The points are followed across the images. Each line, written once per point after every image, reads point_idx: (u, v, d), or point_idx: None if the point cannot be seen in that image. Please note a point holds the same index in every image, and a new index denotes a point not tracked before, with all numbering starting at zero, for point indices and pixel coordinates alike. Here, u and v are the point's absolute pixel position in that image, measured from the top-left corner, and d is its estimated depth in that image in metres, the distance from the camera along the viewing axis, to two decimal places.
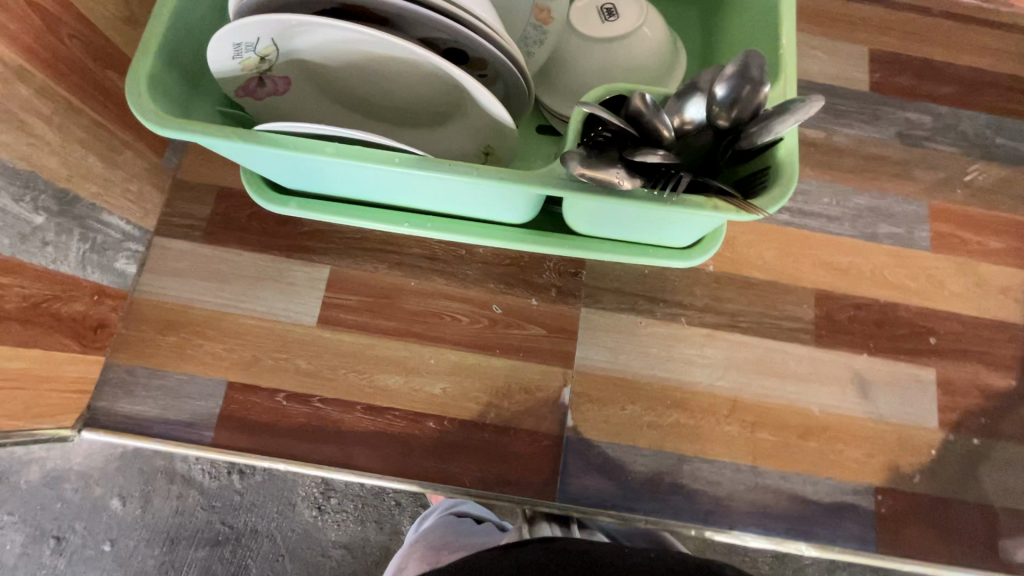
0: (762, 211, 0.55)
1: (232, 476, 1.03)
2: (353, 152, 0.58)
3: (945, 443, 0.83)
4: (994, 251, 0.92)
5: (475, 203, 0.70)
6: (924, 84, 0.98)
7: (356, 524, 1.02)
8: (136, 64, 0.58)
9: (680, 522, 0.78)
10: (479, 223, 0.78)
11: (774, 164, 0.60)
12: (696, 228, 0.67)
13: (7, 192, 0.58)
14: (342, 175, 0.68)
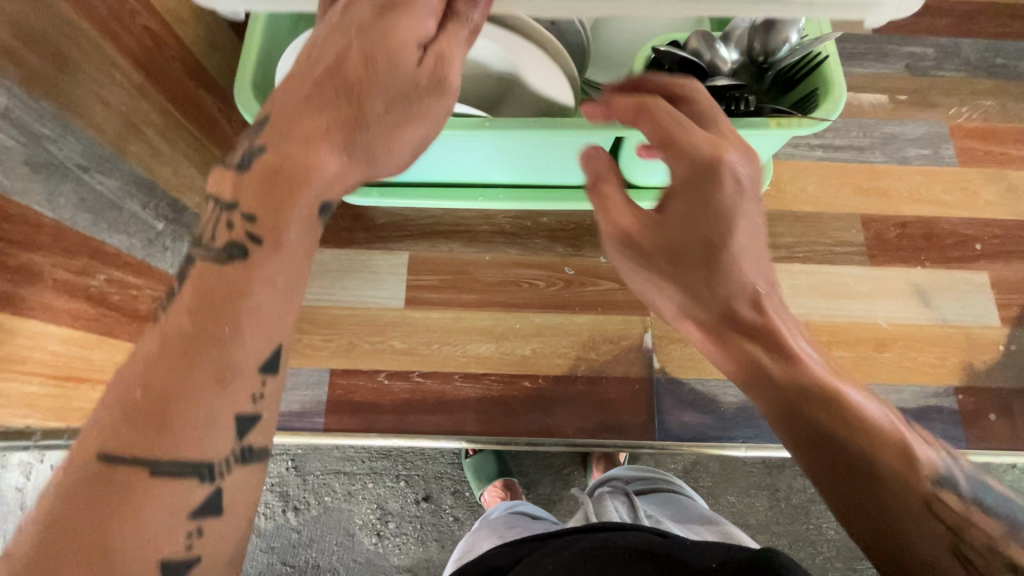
0: (822, 120, 0.61)
1: (288, 514, 1.03)
2: (446, 123, 0.63)
3: (1011, 338, 0.89)
4: (1018, 158, 0.98)
5: (548, 164, 0.75)
6: (922, 20, 1.06)
7: (417, 544, 1.03)
8: (242, 73, 0.64)
9: (778, 443, 0.82)
10: (549, 190, 0.82)
11: (825, 81, 0.64)
12: (757, 154, 0.72)
13: (138, 199, 0.64)
14: (427, 156, 0.73)
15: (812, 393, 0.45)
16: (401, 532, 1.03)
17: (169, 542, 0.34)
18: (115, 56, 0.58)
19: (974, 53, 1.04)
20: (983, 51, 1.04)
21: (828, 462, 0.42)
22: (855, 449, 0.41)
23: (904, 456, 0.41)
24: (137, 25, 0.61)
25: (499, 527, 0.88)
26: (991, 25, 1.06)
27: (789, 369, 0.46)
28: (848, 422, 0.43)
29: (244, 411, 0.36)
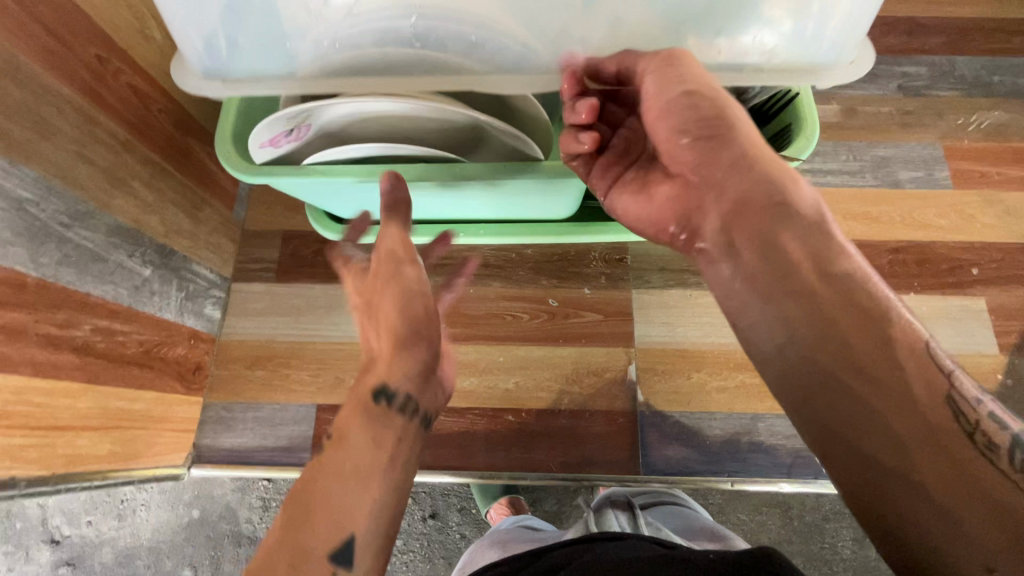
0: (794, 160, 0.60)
1: None
2: (418, 170, 0.63)
3: (1011, 366, 0.86)
4: (1016, 179, 0.96)
5: (528, 202, 0.74)
6: (914, 39, 1.04)
7: (425, 564, 0.84)
8: (222, 128, 0.63)
9: (765, 477, 0.81)
10: (530, 225, 0.82)
11: (797, 120, 0.63)
12: None
13: (123, 249, 0.66)
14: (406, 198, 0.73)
15: (836, 314, 0.41)
16: (407, 549, 0.85)
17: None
18: (97, 115, 0.61)
19: (969, 72, 1.02)
20: (979, 69, 1.02)
21: (853, 381, 0.39)
22: (897, 370, 0.38)
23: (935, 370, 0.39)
24: (120, 85, 0.64)
25: (494, 543, 0.70)
26: (987, 42, 1.04)
27: (805, 288, 0.42)
28: (885, 341, 0.39)
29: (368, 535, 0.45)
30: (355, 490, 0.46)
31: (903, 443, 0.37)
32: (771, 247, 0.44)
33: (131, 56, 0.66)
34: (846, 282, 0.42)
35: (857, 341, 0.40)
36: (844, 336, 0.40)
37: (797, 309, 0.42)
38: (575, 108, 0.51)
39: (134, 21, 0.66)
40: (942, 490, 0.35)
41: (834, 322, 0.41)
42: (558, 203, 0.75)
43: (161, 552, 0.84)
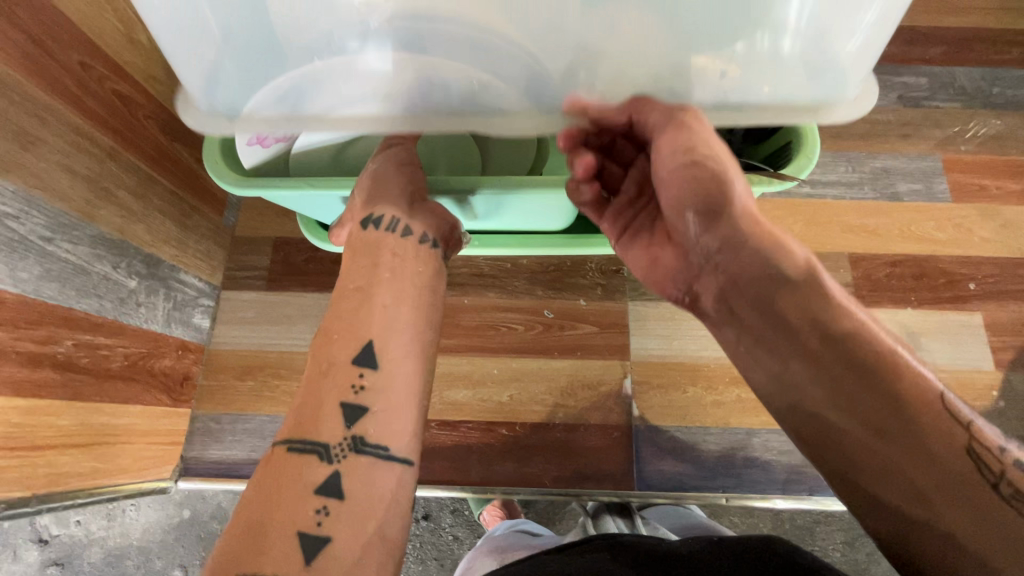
0: (793, 178, 0.59)
1: None
2: None
3: (1006, 382, 0.86)
4: (1014, 192, 0.96)
5: (522, 215, 0.73)
6: (915, 49, 1.03)
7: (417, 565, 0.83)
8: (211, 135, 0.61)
9: (760, 493, 0.81)
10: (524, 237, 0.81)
11: (798, 136, 0.62)
12: None
13: (108, 260, 0.64)
14: None
15: (846, 374, 0.45)
16: (402, 550, 0.83)
17: (303, 513, 0.43)
18: (80, 123, 0.59)
19: (969, 83, 1.01)
20: (979, 80, 1.02)
21: (874, 440, 0.43)
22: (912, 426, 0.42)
23: (951, 421, 0.42)
24: (103, 91, 0.62)
25: (493, 549, 0.69)
26: (987, 53, 1.03)
27: (807, 348, 0.46)
28: (895, 398, 0.43)
29: (347, 399, 0.48)
30: (358, 315, 0.51)
31: (926, 490, 0.41)
32: (774, 316, 0.48)
33: (115, 60, 0.64)
34: (852, 342, 0.45)
35: (871, 402, 0.43)
36: (864, 404, 0.44)
37: (804, 371, 0.47)
38: (580, 188, 0.57)
39: (118, 25, 0.64)
40: (964, 534, 0.40)
41: (850, 386, 0.44)
42: (553, 215, 0.73)
43: (151, 551, 0.81)
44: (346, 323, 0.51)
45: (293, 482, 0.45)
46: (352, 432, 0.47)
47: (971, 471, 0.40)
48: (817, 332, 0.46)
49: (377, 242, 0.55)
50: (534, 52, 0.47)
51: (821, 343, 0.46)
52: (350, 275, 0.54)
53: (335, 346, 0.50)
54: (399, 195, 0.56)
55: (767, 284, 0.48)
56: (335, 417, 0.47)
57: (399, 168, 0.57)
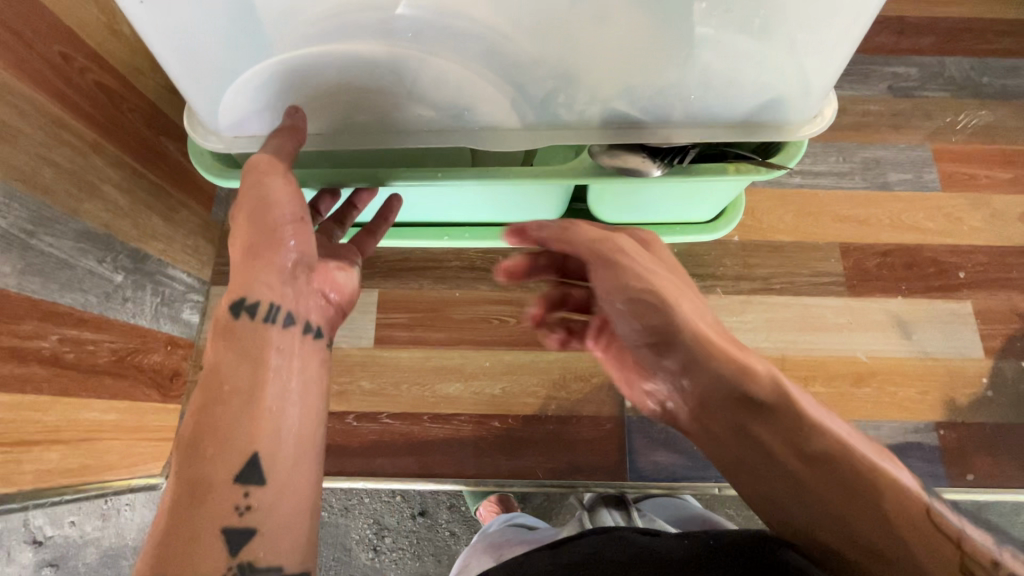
0: (781, 165, 0.58)
1: None
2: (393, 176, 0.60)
3: (995, 370, 0.87)
4: (1004, 181, 0.96)
5: (510, 206, 0.72)
6: (904, 39, 1.03)
7: (415, 560, 0.81)
8: None
9: None
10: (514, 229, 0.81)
11: None
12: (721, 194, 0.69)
13: (92, 254, 0.64)
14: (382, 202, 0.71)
15: (833, 497, 0.46)
16: (400, 545, 0.81)
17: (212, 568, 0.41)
18: (63, 116, 0.59)
19: (959, 73, 1.02)
20: (968, 70, 1.02)
21: (844, 506, 0.45)
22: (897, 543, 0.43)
23: (945, 541, 0.42)
24: (84, 83, 0.61)
25: (490, 546, 0.68)
26: (976, 43, 1.03)
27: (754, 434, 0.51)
28: (881, 513, 0.44)
29: (232, 516, 0.43)
30: (243, 412, 0.45)
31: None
32: (724, 395, 0.52)
33: (97, 52, 0.63)
34: (825, 468, 0.47)
35: (857, 522, 0.44)
36: (840, 515, 0.45)
37: (784, 489, 0.50)
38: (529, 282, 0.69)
39: (101, 17, 0.64)
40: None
41: (827, 496, 0.46)
42: (540, 206, 0.73)
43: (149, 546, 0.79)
44: (228, 407, 0.45)
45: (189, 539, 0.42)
46: (246, 497, 0.43)
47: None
48: (778, 451, 0.50)
49: (259, 336, 0.47)
50: (515, 61, 0.47)
51: (806, 457, 0.48)
52: (245, 351, 0.47)
53: (217, 425, 0.44)
54: (276, 271, 0.48)
55: (744, 422, 0.51)
56: (214, 539, 0.42)
57: (287, 234, 0.48)
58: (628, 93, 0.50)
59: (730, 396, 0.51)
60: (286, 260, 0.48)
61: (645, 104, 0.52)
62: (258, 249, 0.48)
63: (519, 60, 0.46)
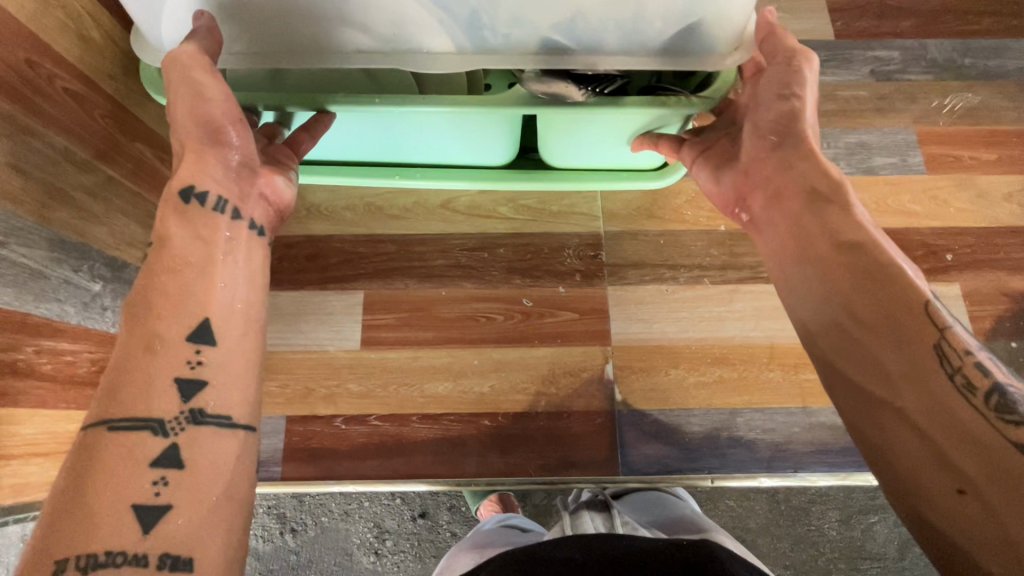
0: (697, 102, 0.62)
1: (285, 535, 0.81)
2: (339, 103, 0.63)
3: (984, 350, 0.86)
4: (988, 162, 0.96)
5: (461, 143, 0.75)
6: (885, 23, 1.03)
7: (417, 562, 0.81)
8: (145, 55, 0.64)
9: (745, 472, 0.80)
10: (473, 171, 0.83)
11: None
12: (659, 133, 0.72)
13: (68, 263, 0.63)
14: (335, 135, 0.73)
15: (867, 321, 0.49)
16: (398, 549, 0.81)
17: (160, 422, 0.45)
18: (30, 123, 0.58)
19: (940, 55, 1.01)
20: (949, 51, 1.02)
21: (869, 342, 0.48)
22: (914, 369, 0.46)
23: (937, 359, 0.45)
24: (51, 88, 0.60)
25: (475, 545, 0.68)
26: (958, 24, 1.03)
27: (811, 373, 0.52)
28: (884, 299, 0.48)
29: (182, 374, 0.47)
30: (199, 279, 0.50)
31: (917, 420, 0.45)
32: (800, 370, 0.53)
33: (66, 57, 0.62)
34: (864, 252, 0.51)
35: (883, 353, 0.47)
36: (845, 291, 0.51)
37: (814, 273, 0.53)
38: None
39: (68, 22, 0.63)
40: (952, 453, 0.42)
41: (906, 355, 0.46)
42: (493, 144, 0.75)
43: None
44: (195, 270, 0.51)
45: (141, 394, 0.45)
46: (195, 359, 0.48)
47: (958, 396, 0.43)
48: (855, 314, 0.50)
49: (208, 222, 0.53)
50: None
51: (831, 322, 0.52)
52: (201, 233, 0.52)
53: (178, 301, 0.49)
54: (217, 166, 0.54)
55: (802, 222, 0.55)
56: (168, 395, 0.46)
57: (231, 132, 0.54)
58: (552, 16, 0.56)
59: (797, 196, 0.56)
60: (230, 158, 0.54)
61: (563, 27, 0.57)
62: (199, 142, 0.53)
63: None
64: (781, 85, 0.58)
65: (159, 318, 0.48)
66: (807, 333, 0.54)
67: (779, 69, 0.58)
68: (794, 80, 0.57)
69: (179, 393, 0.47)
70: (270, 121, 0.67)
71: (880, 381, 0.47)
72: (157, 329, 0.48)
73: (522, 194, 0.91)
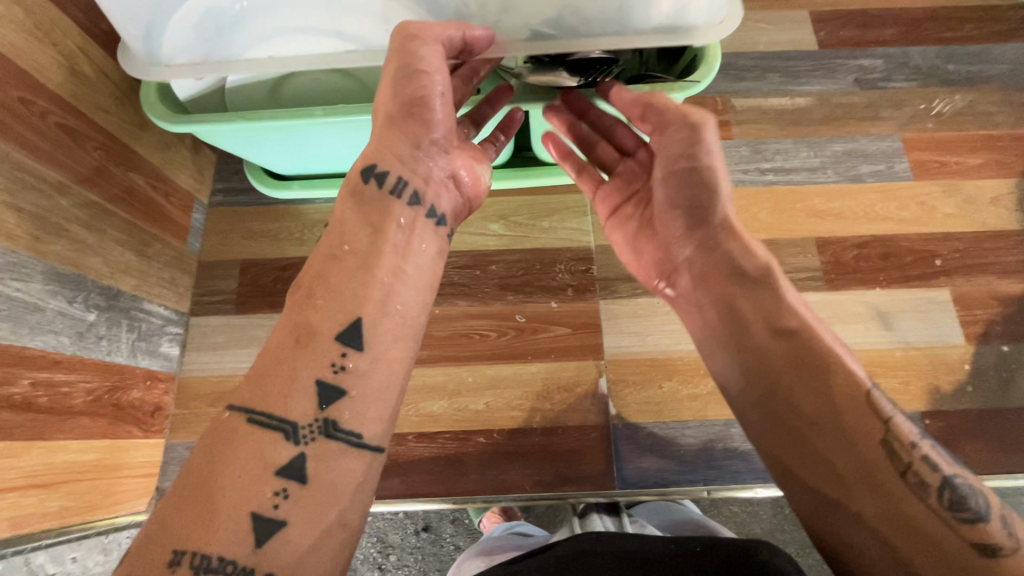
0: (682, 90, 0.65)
1: None
2: (338, 110, 0.66)
3: (977, 355, 0.87)
4: (975, 167, 0.97)
5: None
6: (869, 32, 1.04)
7: None
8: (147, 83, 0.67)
9: (740, 483, 0.81)
10: None
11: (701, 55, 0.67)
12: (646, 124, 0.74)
13: (62, 295, 0.64)
14: (333, 143, 0.76)
15: (802, 401, 0.51)
16: (402, 564, 0.81)
17: (258, 496, 0.43)
18: (24, 160, 0.59)
19: (924, 62, 1.02)
20: (933, 58, 1.03)
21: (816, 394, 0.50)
22: (859, 452, 0.47)
23: (891, 454, 0.46)
24: (44, 125, 0.62)
25: (482, 551, 0.69)
26: (941, 31, 1.04)
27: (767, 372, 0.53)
28: (830, 402, 0.49)
29: (261, 509, 0.43)
30: (361, 274, 0.50)
31: (838, 475, 0.48)
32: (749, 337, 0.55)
33: (58, 93, 0.64)
34: (800, 340, 0.52)
35: (825, 433, 0.49)
36: (776, 388, 0.52)
37: (753, 364, 0.54)
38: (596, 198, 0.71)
39: (60, 58, 0.64)
40: (898, 542, 0.45)
41: (847, 451, 0.48)
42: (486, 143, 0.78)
43: None
44: (328, 283, 0.50)
45: (248, 465, 0.44)
46: (324, 415, 0.46)
47: (905, 489, 0.45)
48: (801, 396, 0.51)
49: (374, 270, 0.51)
50: None
51: (767, 391, 0.53)
52: (333, 233, 0.53)
53: (277, 384, 0.46)
54: (406, 142, 0.54)
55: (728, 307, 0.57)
56: (240, 520, 0.42)
57: (436, 105, 0.54)
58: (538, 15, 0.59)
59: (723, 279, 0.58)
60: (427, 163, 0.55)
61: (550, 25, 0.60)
62: (400, 121, 0.54)
63: None
64: (685, 145, 0.58)
65: (259, 376, 0.47)
66: (727, 395, 0.57)
67: (680, 134, 0.58)
68: (693, 143, 0.58)
69: (256, 527, 0.43)
70: (272, 132, 0.70)
71: (819, 442, 0.49)
72: (258, 394, 0.46)
73: (513, 210, 0.92)
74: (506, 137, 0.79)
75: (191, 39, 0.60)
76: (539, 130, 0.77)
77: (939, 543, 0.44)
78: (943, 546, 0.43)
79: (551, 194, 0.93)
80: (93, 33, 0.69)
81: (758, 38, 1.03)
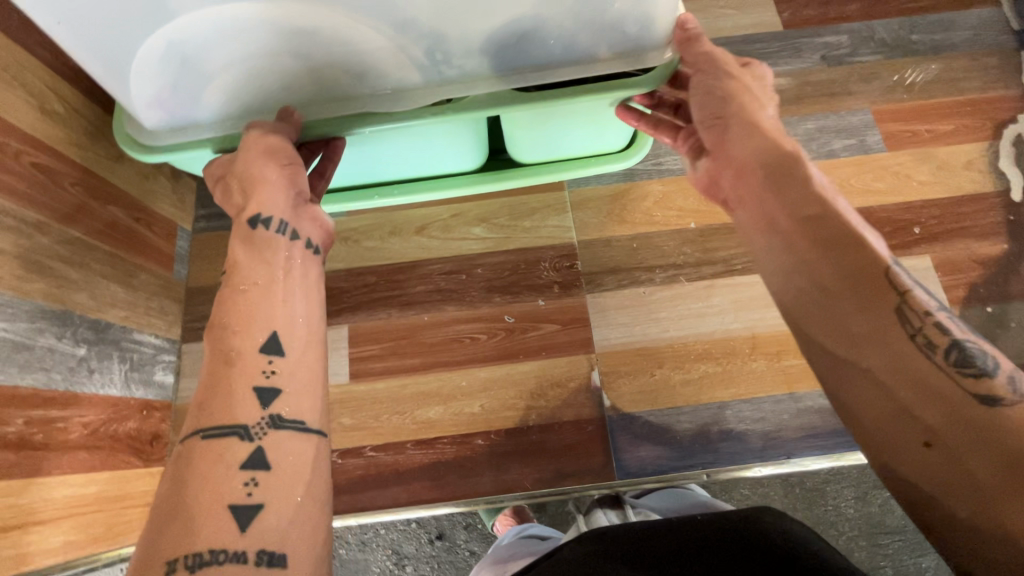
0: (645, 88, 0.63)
1: None
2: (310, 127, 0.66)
3: (962, 319, 0.88)
4: (946, 133, 0.98)
5: (427, 154, 0.78)
6: (832, 9, 1.05)
7: None
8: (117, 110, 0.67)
9: (738, 465, 0.81)
10: (438, 181, 0.85)
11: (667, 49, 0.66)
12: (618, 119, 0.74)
13: (50, 332, 0.64)
14: None
15: (870, 321, 0.48)
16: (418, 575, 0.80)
17: (230, 489, 0.44)
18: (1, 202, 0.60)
19: (889, 35, 1.04)
20: (896, 30, 1.04)
21: (877, 320, 0.48)
22: (925, 377, 0.45)
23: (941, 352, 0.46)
24: (19, 166, 0.62)
25: (498, 562, 0.69)
26: (902, 3, 1.05)
27: (827, 282, 0.51)
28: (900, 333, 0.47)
29: (236, 500, 0.44)
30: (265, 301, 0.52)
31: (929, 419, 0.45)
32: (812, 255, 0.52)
33: (31, 135, 0.65)
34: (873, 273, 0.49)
35: (887, 356, 0.47)
36: (832, 312, 0.50)
37: (804, 267, 0.52)
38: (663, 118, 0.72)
39: (30, 99, 0.65)
40: (954, 442, 0.44)
41: (903, 354, 0.46)
42: (458, 149, 0.78)
43: None
44: (238, 310, 0.51)
45: (211, 469, 0.45)
46: (269, 412, 0.48)
47: (954, 386, 0.45)
48: (853, 299, 0.49)
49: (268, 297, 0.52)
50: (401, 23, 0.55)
51: (823, 297, 0.51)
52: (232, 277, 0.53)
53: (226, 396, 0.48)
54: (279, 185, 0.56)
55: (830, 208, 0.53)
56: (216, 517, 0.43)
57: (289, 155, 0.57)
58: (493, 50, 0.59)
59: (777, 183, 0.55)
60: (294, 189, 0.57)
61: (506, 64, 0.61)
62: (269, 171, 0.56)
63: (401, 24, 0.55)
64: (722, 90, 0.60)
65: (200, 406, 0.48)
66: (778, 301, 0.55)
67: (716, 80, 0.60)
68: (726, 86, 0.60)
69: (235, 519, 0.43)
70: None
71: (896, 380, 0.46)
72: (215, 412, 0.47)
73: (495, 212, 0.93)
74: (479, 141, 0.79)
75: (155, 79, 0.59)
76: (515, 132, 0.76)
77: (998, 434, 0.42)
78: (1002, 437, 0.42)
79: (532, 193, 0.94)
80: (61, 72, 0.70)
81: (722, 24, 1.04)
